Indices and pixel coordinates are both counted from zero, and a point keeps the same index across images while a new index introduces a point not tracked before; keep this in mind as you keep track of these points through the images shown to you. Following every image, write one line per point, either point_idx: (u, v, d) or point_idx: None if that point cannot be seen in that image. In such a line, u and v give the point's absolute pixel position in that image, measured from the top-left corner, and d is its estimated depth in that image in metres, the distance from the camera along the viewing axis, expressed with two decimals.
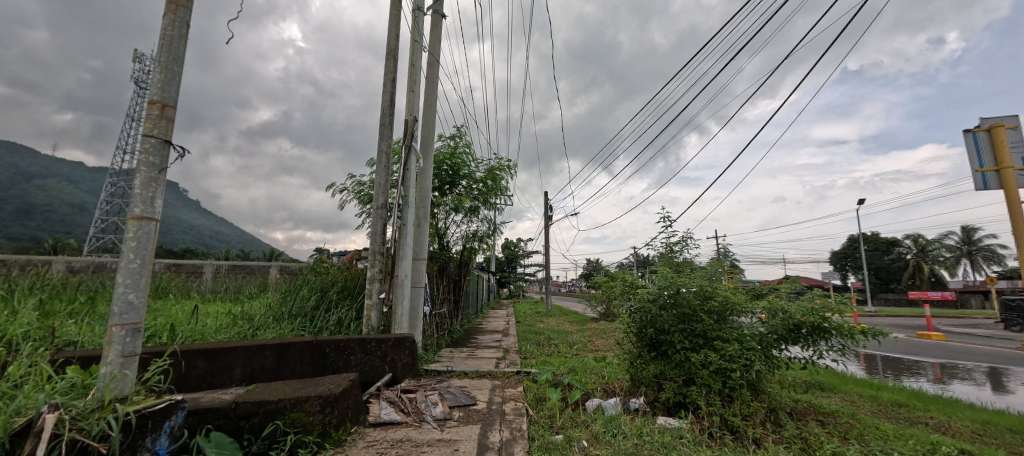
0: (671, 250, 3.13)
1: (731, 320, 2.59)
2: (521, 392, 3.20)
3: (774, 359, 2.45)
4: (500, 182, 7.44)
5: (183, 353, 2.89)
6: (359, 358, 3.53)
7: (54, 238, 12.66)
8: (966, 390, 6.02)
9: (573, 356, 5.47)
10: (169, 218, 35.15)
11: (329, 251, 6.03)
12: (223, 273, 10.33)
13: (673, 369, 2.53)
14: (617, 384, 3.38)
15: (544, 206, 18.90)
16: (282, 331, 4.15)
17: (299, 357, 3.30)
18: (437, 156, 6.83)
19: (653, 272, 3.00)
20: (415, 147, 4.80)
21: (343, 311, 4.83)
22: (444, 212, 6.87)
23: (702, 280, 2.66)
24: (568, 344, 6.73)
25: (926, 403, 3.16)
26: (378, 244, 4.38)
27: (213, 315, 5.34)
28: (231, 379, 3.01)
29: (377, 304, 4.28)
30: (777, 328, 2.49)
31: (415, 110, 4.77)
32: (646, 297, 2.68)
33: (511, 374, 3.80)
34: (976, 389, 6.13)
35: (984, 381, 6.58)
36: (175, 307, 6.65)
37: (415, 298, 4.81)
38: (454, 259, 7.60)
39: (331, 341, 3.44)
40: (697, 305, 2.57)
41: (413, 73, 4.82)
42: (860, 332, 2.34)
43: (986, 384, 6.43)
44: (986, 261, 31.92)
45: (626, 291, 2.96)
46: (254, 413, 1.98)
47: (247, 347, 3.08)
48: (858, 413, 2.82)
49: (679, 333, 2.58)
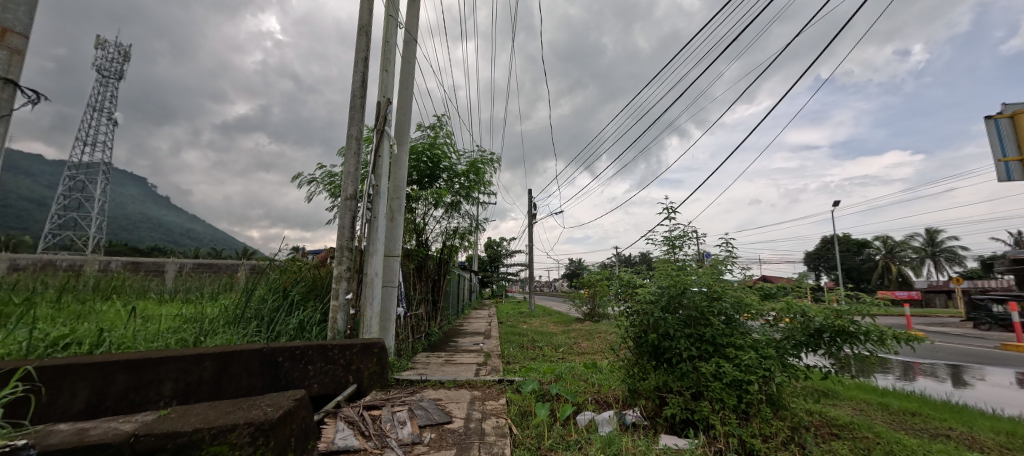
0: (673, 245, 2.79)
1: (742, 324, 2.28)
2: (503, 406, 2.82)
3: (793, 369, 2.15)
4: (483, 176, 7.05)
5: (97, 367, 2.40)
6: (318, 369, 3.08)
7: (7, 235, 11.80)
8: (928, 383, 6.11)
9: (560, 359, 5.14)
10: (134, 214, 33.35)
11: (303, 248, 5.55)
12: (185, 272, 9.64)
13: (679, 380, 2.21)
14: (609, 394, 3.06)
15: (528, 205, 18.72)
16: (233, 336, 3.65)
17: (247, 368, 2.83)
18: (415, 146, 6.37)
19: (652, 270, 2.66)
20: (389, 132, 4.36)
21: (307, 314, 4.33)
22: (423, 207, 6.41)
23: (709, 279, 2.35)
24: (553, 346, 6.40)
25: (941, 412, 2.97)
26: (345, 238, 3.91)
27: (158, 319, 4.74)
28: (160, 396, 2.53)
29: (344, 306, 3.83)
30: (796, 333, 2.19)
31: (389, 91, 4.33)
32: (647, 299, 2.35)
33: (492, 384, 3.41)
34: (937, 382, 6.23)
35: (948, 375, 6.74)
36: (121, 310, 5.98)
37: (387, 298, 4.36)
38: (433, 257, 7.15)
39: (285, 348, 2.98)
40: (705, 308, 2.26)
41: (387, 51, 4.38)
42: (891, 337, 2.03)
43: (945, 377, 6.57)
44: (947, 262, 33.50)
45: (621, 292, 2.64)
46: (161, 449, 1.54)
47: (182, 357, 2.60)
48: (876, 426, 2.58)
49: (685, 339, 2.25)
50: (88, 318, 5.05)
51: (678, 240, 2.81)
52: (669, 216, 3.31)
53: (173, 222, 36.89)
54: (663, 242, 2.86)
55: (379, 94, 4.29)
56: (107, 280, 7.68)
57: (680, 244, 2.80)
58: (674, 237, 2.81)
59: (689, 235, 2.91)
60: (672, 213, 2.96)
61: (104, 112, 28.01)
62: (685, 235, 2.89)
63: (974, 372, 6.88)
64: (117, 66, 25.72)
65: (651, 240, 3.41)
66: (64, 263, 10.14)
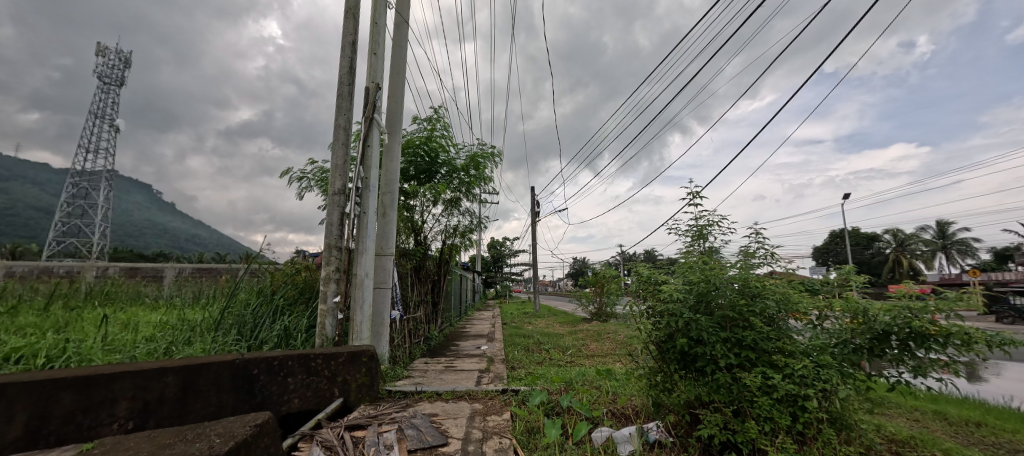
0: (699, 236, 2.41)
1: (786, 326, 1.93)
2: (508, 422, 2.49)
3: (853, 380, 1.79)
4: (483, 171, 6.70)
5: (39, 385, 2.03)
6: (300, 381, 2.75)
7: (10, 241, 11.71)
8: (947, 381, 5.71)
9: (568, 363, 4.79)
10: (138, 220, 33.36)
11: (305, 251, 5.29)
12: (183, 276, 9.44)
13: (715, 393, 1.86)
14: (628, 405, 2.71)
15: (532, 203, 18.41)
16: (209, 346, 3.30)
17: (216, 383, 2.50)
18: (411, 140, 6.04)
19: (680, 264, 2.29)
20: (379, 120, 4.00)
21: (293, 319, 3.99)
22: (421, 204, 6.06)
23: (747, 273, 2.00)
24: (561, 349, 6.04)
25: (1010, 421, 2.59)
26: (333, 236, 3.59)
27: (138, 327, 4.43)
28: (112, 417, 2.20)
29: (333, 310, 3.53)
30: (855, 336, 1.84)
31: (378, 76, 3.99)
32: (674, 296, 1.99)
33: (495, 395, 3.06)
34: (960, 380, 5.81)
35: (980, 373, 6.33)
36: (107, 317, 5.70)
37: (380, 301, 4.03)
38: (432, 257, 6.81)
39: (261, 359, 2.65)
40: (744, 307, 1.91)
41: (375, 33, 4.03)
42: (981, 342, 1.64)
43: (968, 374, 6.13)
44: (960, 255, 32.78)
45: (642, 289, 2.29)
46: None
47: (139, 372, 2.27)
48: (945, 443, 2.21)
49: (721, 344, 1.89)
50: (67, 326, 4.75)
51: (705, 231, 2.43)
52: (693, 202, 2.89)
53: (177, 227, 36.87)
54: (686, 233, 2.49)
55: (368, 79, 3.95)
56: (99, 284, 7.42)
57: (706, 235, 2.43)
58: (700, 227, 2.43)
59: (716, 224, 2.54)
60: (696, 199, 2.58)
61: (106, 119, 27.97)
62: (713, 224, 2.52)
63: (1004, 370, 6.48)
64: (118, 73, 25.62)
65: (674, 229, 2.92)
66: (61, 269, 9.97)
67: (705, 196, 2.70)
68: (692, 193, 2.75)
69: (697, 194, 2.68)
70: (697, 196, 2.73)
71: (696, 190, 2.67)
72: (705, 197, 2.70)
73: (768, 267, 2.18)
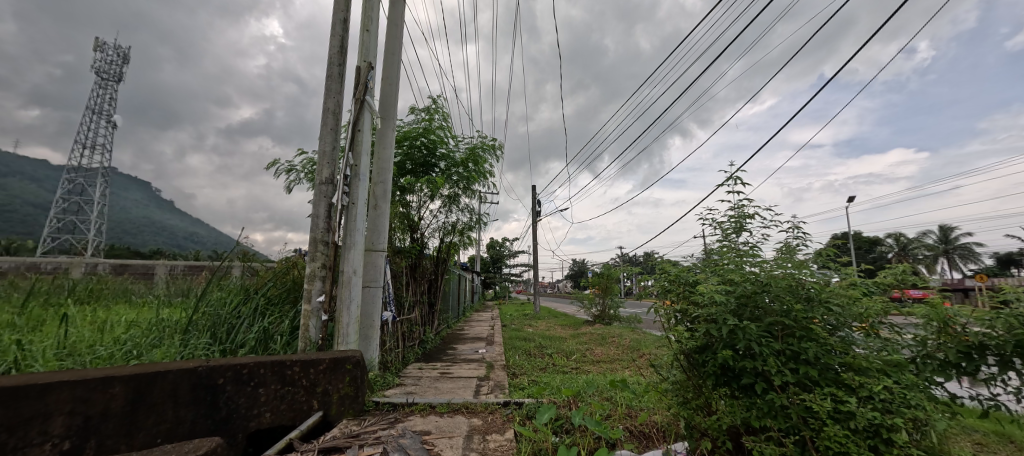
0: (737, 227, 2.05)
1: (848, 336, 1.60)
2: (511, 443, 2.14)
3: (939, 403, 1.45)
4: (483, 166, 6.36)
5: None
6: (272, 392, 2.41)
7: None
8: None
9: (573, 371, 4.44)
10: None
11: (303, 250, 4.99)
12: (172, 274, 9.02)
13: (768, 417, 1.52)
14: (648, 423, 2.37)
15: (533, 203, 18.07)
16: (176, 351, 2.93)
17: (172, 394, 2.15)
18: (408, 131, 5.71)
19: (717, 260, 1.94)
20: (371, 103, 3.65)
21: (275, 321, 3.65)
22: (419, 199, 5.73)
23: (803, 274, 1.66)
24: (564, 354, 5.71)
25: None
26: (319, 229, 3.25)
27: (110, 328, 4.08)
28: (43, 437, 1.79)
29: (317, 311, 3.20)
30: (939, 351, 1.50)
31: (371, 55, 3.65)
32: (716, 299, 1.64)
33: (496, 408, 2.72)
34: None
35: None
36: (83, 315, 5.33)
37: (370, 301, 3.69)
38: (429, 256, 6.46)
39: (227, 366, 2.30)
40: (801, 312, 1.57)
41: (368, 8, 3.69)
42: None
43: None
44: (964, 260, 32.44)
45: (672, 290, 1.94)
46: None
47: (82, 380, 1.91)
48: None
49: (774, 358, 1.56)
50: (32, 324, 4.37)
51: (743, 221, 2.07)
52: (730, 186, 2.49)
53: None
54: (721, 224, 2.13)
55: (360, 58, 3.61)
56: (77, 279, 7.01)
57: (746, 227, 2.06)
58: (739, 216, 2.07)
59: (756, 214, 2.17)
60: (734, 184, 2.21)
61: (103, 114, 27.62)
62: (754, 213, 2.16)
63: None
64: (117, 69, 25.28)
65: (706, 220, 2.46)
66: (48, 265, 9.58)
67: (745, 182, 2.32)
68: (728, 178, 2.37)
69: (735, 180, 2.31)
70: (736, 182, 2.34)
71: (734, 174, 2.29)
72: (745, 183, 2.32)
73: (822, 263, 1.83)
